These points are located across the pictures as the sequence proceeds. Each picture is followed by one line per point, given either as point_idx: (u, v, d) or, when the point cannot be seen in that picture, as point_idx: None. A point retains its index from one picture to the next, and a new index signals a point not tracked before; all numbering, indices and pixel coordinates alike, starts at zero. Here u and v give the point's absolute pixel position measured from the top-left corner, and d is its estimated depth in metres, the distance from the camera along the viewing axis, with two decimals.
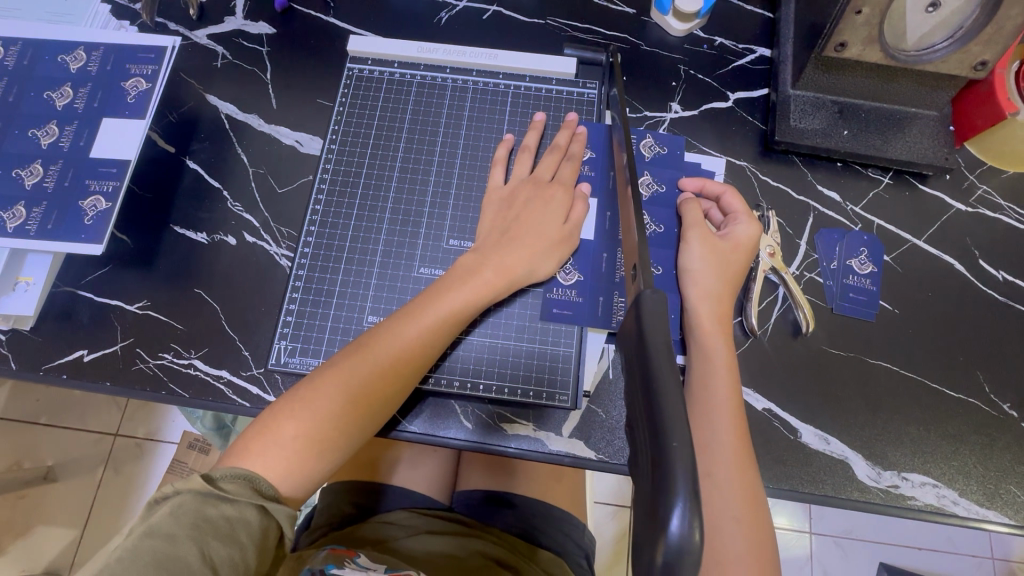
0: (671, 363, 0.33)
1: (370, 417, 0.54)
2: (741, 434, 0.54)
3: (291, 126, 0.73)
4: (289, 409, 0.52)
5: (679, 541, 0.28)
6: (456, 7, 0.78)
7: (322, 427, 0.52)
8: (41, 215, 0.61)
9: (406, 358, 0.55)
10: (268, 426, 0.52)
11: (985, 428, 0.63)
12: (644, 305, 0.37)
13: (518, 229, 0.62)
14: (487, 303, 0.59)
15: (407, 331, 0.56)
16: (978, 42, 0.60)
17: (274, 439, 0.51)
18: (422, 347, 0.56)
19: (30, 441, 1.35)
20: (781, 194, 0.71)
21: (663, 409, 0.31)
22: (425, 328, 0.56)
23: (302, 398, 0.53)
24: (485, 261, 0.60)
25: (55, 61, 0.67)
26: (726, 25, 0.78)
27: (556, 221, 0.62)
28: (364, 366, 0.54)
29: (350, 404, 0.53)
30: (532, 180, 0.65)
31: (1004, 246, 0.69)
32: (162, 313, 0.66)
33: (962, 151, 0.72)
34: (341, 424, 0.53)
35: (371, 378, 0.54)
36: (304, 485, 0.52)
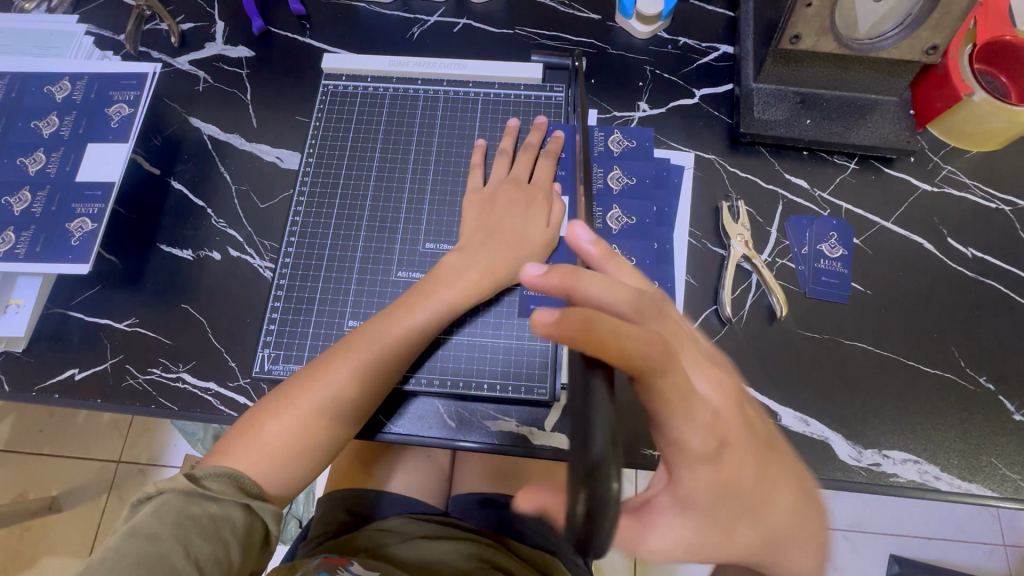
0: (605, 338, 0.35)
1: (352, 417, 0.56)
2: (800, 500, 0.45)
3: (271, 143, 0.76)
4: (271, 409, 0.54)
5: (602, 495, 0.30)
6: (427, 22, 0.82)
7: (304, 425, 0.54)
8: (30, 239, 0.63)
9: (387, 358, 0.56)
10: (251, 426, 0.53)
11: (963, 402, 0.63)
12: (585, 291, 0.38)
13: (492, 229, 0.63)
14: (465, 302, 0.60)
15: (387, 331, 0.57)
16: (926, 27, 0.63)
17: (257, 439, 0.53)
18: (403, 347, 0.57)
19: (34, 471, 1.36)
20: (749, 184, 0.73)
21: (595, 383, 0.34)
22: (406, 328, 0.57)
23: (284, 399, 0.54)
24: (461, 261, 0.61)
25: (42, 91, 0.69)
26: (688, 25, 0.81)
27: (528, 219, 0.64)
28: (345, 366, 0.55)
29: (331, 405, 0.54)
30: (509, 182, 0.67)
31: (971, 223, 0.71)
32: (150, 330, 0.67)
33: (925, 134, 0.74)
34: (323, 424, 0.54)
35: (352, 379, 0.55)
36: (286, 483, 0.54)
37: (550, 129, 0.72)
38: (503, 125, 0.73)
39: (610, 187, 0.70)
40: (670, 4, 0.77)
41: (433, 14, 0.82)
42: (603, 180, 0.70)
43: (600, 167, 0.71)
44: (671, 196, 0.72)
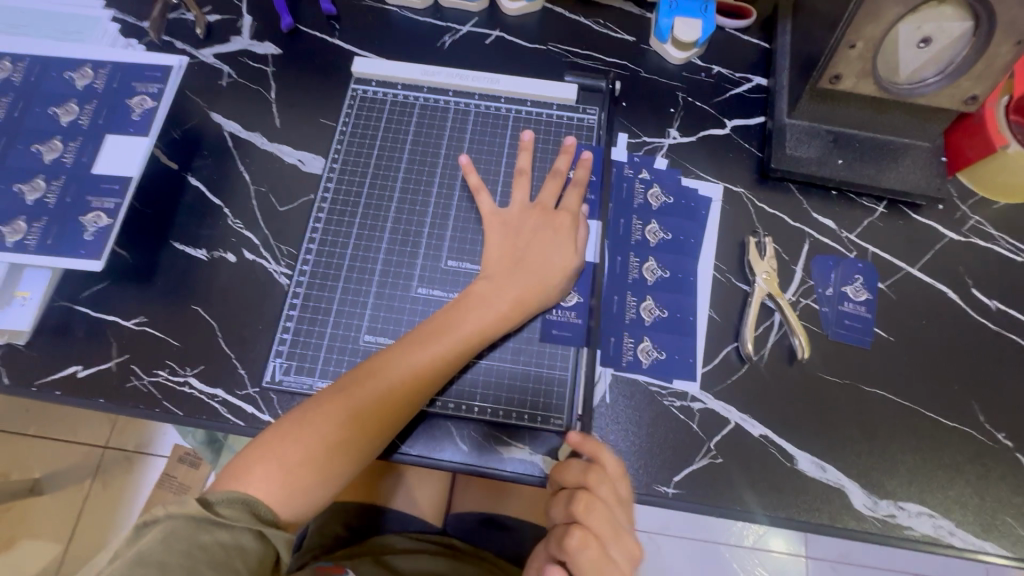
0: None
1: (373, 440, 0.55)
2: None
3: (293, 145, 0.74)
4: (293, 431, 0.53)
5: None
6: (459, 31, 0.80)
7: (324, 451, 0.53)
8: (41, 230, 0.61)
9: (414, 386, 0.56)
10: (271, 446, 0.53)
11: (981, 457, 0.63)
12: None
13: (525, 256, 0.63)
14: (493, 329, 0.59)
15: (417, 357, 0.56)
16: (969, 77, 0.62)
17: (277, 460, 0.52)
18: (431, 373, 0.57)
19: (18, 452, 1.33)
20: (777, 220, 0.72)
21: None
22: (436, 356, 0.57)
23: (307, 421, 0.54)
24: (490, 289, 0.61)
25: (62, 77, 0.67)
26: (722, 53, 0.80)
27: (561, 249, 0.63)
28: (372, 390, 0.55)
29: (354, 430, 0.54)
30: (537, 208, 0.66)
31: (996, 275, 0.70)
32: (159, 330, 0.65)
33: (954, 181, 0.74)
34: (342, 450, 0.54)
35: (379, 405, 0.55)
36: (300, 508, 0.53)
37: (580, 154, 0.71)
38: (513, 142, 0.72)
39: (646, 241, 0.69)
40: (708, 32, 0.76)
41: (465, 23, 0.81)
42: (640, 233, 0.70)
43: (637, 218, 0.70)
44: (698, 228, 0.71)
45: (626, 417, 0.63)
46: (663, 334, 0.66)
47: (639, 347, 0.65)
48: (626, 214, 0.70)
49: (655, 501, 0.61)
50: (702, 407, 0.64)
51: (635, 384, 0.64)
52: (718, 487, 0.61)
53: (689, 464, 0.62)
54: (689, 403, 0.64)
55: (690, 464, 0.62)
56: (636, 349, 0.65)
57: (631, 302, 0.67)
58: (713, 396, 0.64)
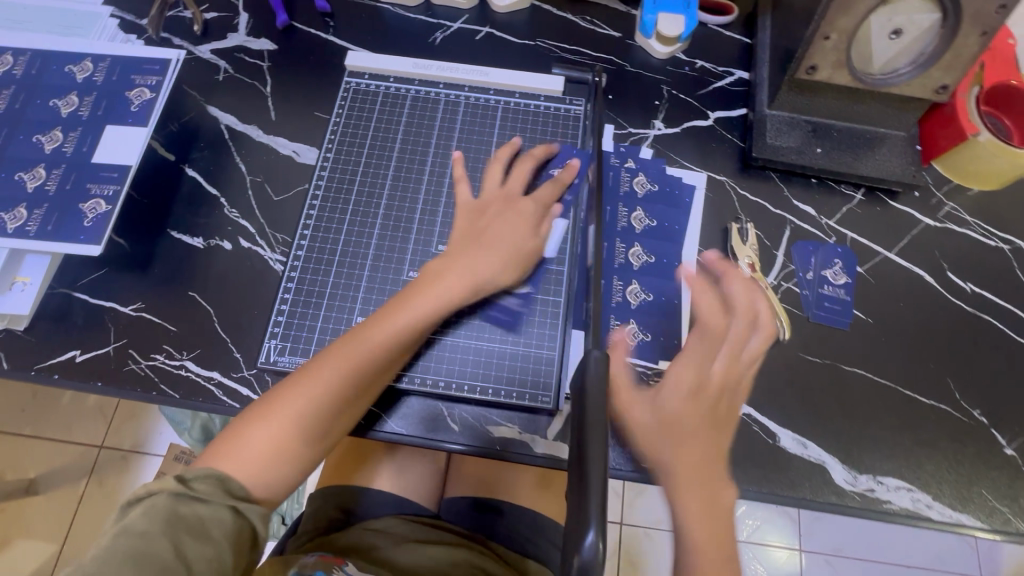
0: (603, 412, 0.42)
1: (347, 413, 0.57)
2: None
3: (288, 137, 0.76)
4: (262, 410, 0.55)
5: (591, 552, 0.35)
6: (450, 27, 0.83)
7: (301, 428, 0.54)
8: (41, 217, 0.63)
9: (377, 360, 0.57)
10: (243, 426, 0.54)
11: (957, 433, 0.65)
12: (589, 368, 0.45)
13: (488, 237, 0.64)
14: (453, 302, 0.61)
15: (378, 333, 0.58)
16: (939, 67, 0.65)
17: (246, 440, 0.53)
18: (393, 347, 0.58)
19: (14, 451, 1.33)
20: (758, 208, 0.74)
21: (588, 442, 0.40)
22: (396, 330, 0.58)
23: (275, 401, 0.55)
24: (451, 263, 0.62)
25: (63, 70, 0.69)
26: (705, 48, 0.83)
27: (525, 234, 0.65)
28: (334, 367, 0.56)
29: (321, 406, 0.55)
30: (503, 194, 0.68)
31: (971, 259, 0.73)
32: (156, 316, 0.67)
33: (930, 169, 0.76)
34: (312, 427, 0.55)
35: (346, 381, 0.56)
36: (274, 486, 0.54)
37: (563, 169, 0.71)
38: (521, 135, 0.74)
39: (632, 227, 0.71)
40: (691, 27, 0.78)
41: (456, 20, 0.83)
42: (626, 219, 0.72)
43: (624, 205, 0.72)
44: (682, 214, 0.73)
45: None
46: (648, 316, 0.68)
47: (625, 328, 0.67)
48: (612, 201, 0.73)
49: (641, 478, 0.62)
50: None
51: None
52: None
53: None
54: None
55: None
56: (622, 330, 0.67)
57: (618, 285, 0.69)
58: None
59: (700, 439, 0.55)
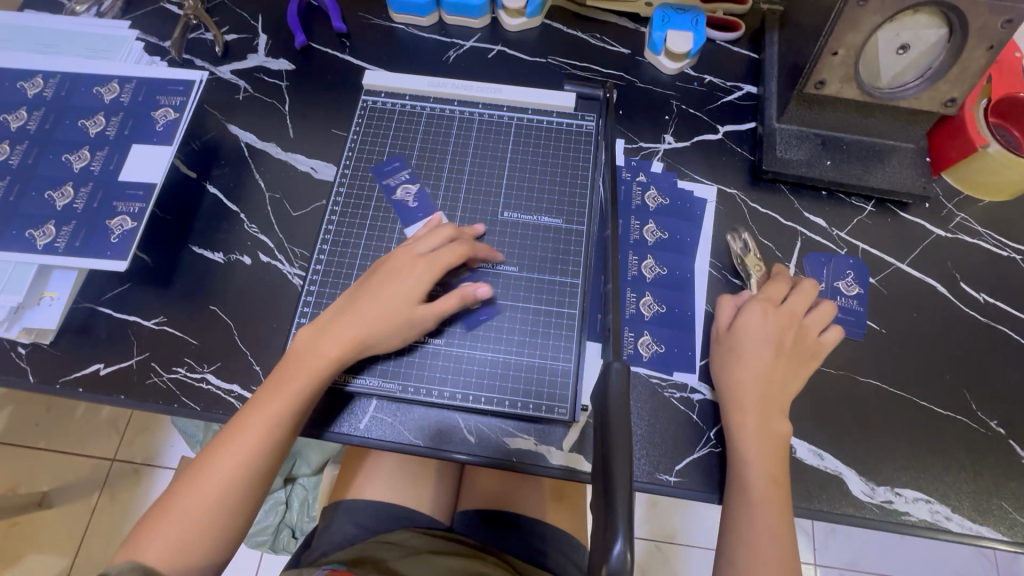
0: (625, 422, 0.43)
1: (255, 486, 0.57)
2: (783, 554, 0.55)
3: (306, 154, 0.78)
4: (178, 493, 0.55)
5: (619, 562, 0.35)
6: (463, 46, 0.85)
7: (229, 484, 0.55)
8: (69, 234, 0.64)
9: (276, 430, 0.57)
10: (164, 508, 0.55)
11: (975, 444, 0.64)
12: (610, 380, 0.46)
13: (372, 297, 0.61)
14: (338, 364, 0.59)
15: (273, 404, 0.57)
16: (946, 80, 0.66)
17: (165, 524, 0.53)
18: (291, 413, 0.58)
19: (28, 465, 1.34)
20: (769, 220, 0.75)
21: (613, 453, 0.41)
22: (287, 398, 0.57)
23: (188, 482, 0.55)
24: (348, 317, 0.60)
25: (91, 92, 0.72)
26: (713, 63, 0.84)
27: (415, 295, 0.61)
28: (239, 443, 0.56)
29: (232, 482, 0.55)
30: (409, 251, 0.63)
31: (984, 269, 0.73)
32: (178, 330, 0.68)
33: (940, 180, 0.77)
34: (224, 503, 0.55)
35: (255, 444, 0.56)
36: (196, 563, 0.54)
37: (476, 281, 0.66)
38: (535, 149, 0.75)
39: (645, 240, 0.72)
40: (699, 44, 0.80)
41: (469, 39, 0.85)
42: (638, 232, 0.73)
43: (636, 219, 0.73)
44: (693, 227, 0.74)
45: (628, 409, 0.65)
46: (662, 328, 0.68)
47: (640, 340, 0.67)
48: (625, 214, 0.74)
49: (658, 489, 0.62)
50: (702, 398, 0.66)
51: (636, 376, 0.67)
52: (720, 475, 0.63)
53: (690, 454, 0.64)
54: (689, 394, 0.66)
55: (691, 454, 0.64)
56: (637, 342, 0.67)
57: (632, 297, 0.69)
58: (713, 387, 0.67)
59: (778, 388, 0.62)
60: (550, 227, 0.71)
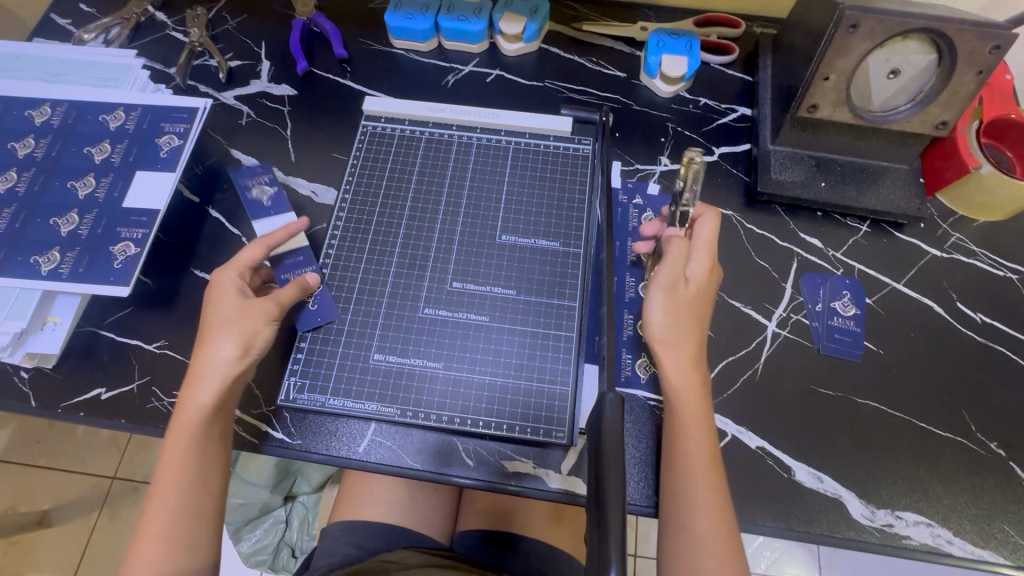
0: (619, 452, 0.44)
1: (205, 502, 0.57)
2: (731, 543, 0.54)
3: (307, 178, 0.79)
4: (144, 525, 0.55)
5: None
6: (462, 71, 0.86)
7: (182, 506, 0.56)
8: (73, 259, 0.65)
9: (203, 445, 0.57)
10: (135, 543, 0.55)
11: (975, 466, 0.64)
12: (604, 410, 0.46)
13: (231, 313, 0.60)
14: (232, 372, 0.59)
15: (186, 422, 0.57)
16: (937, 104, 0.67)
17: (141, 557, 0.54)
18: (207, 426, 0.58)
19: (28, 483, 1.34)
20: (766, 241, 0.76)
21: (606, 482, 0.41)
22: (198, 413, 0.57)
23: (149, 510, 0.56)
24: (207, 355, 0.58)
25: (97, 119, 0.73)
26: (708, 86, 0.86)
27: (262, 303, 0.61)
28: (175, 462, 0.56)
29: (185, 502, 0.56)
30: (237, 267, 0.63)
31: (980, 289, 0.73)
32: (179, 353, 0.69)
33: (934, 201, 0.77)
34: (187, 523, 0.56)
35: (190, 462, 0.57)
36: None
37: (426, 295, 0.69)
38: (528, 173, 0.76)
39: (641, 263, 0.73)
40: (693, 67, 0.81)
41: (467, 64, 0.87)
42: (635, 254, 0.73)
43: (633, 241, 0.74)
44: None
45: (627, 432, 0.65)
46: None
47: (637, 362, 0.67)
48: (621, 236, 0.74)
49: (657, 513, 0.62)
50: None
51: (634, 398, 0.67)
52: None
53: None
54: None
55: None
56: (635, 364, 0.68)
57: (628, 319, 0.70)
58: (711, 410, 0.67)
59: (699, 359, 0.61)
60: (547, 250, 0.72)
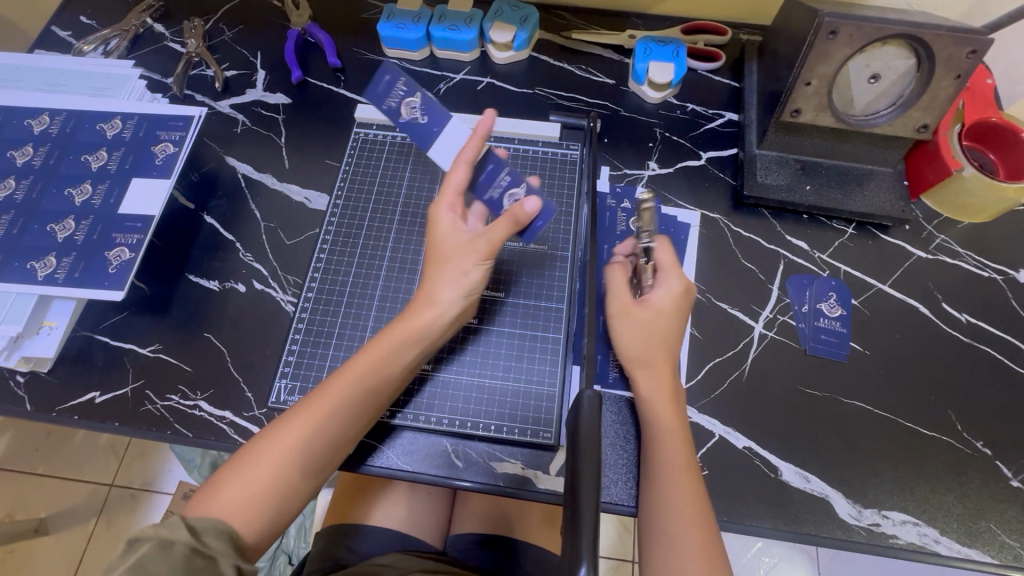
0: (595, 448, 0.45)
1: (313, 466, 0.55)
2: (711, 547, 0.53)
3: (301, 184, 0.80)
4: (242, 465, 0.53)
5: None
6: (453, 78, 0.88)
7: (302, 453, 0.54)
8: (69, 265, 0.67)
9: (361, 402, 0.57)
10: (222, 482, 0.52)
11: (961, 465, 0.65)
12: (582, 408, 0.48)
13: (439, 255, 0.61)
14: (438, 324, 0.61)
15: (346, 373, 0.58)
16: (917, 108, 0.68)
17: (222, 498, 0.51)
18: (371, 385, 0.58)
19: (26, 491, 1.35)
20: (752, 243, 0.77)
21: (580, 479, 0.42)
22: (359, 368, 0.58)
23: (260, 448, 0.54)
24: (432, 295, 0.60)
25: (94, 128, 0.75)
26: (695, 92, 0.87)
27: (454, 245, 0.61)
28: (318, 410, 0.56)
29: (303, 450, 0.54)
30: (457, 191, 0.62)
31: (965, 290, 0.74)
32: (172, 357, 0.70)
33: (919, 203, 0.78)
34: (291, 477, 0.54)
35: (325, 416, 0.56)
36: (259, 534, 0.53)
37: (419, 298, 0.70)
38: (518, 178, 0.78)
39: None
40: (680, 74, 0.83)
41: (459, 72, 0.88)
42: None
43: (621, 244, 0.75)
44: (677, 252, 0.75)
45: (613, 433, 0.65)
46: None
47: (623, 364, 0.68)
48: (609, 240, 0.75)
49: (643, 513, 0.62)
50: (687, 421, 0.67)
51: (620, 399, 0.67)
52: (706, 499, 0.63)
53: None
54: None
55: None
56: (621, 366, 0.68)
57: None
58: (697, 410, 0.67)
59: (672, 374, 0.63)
60: (536, 253, 0.73)
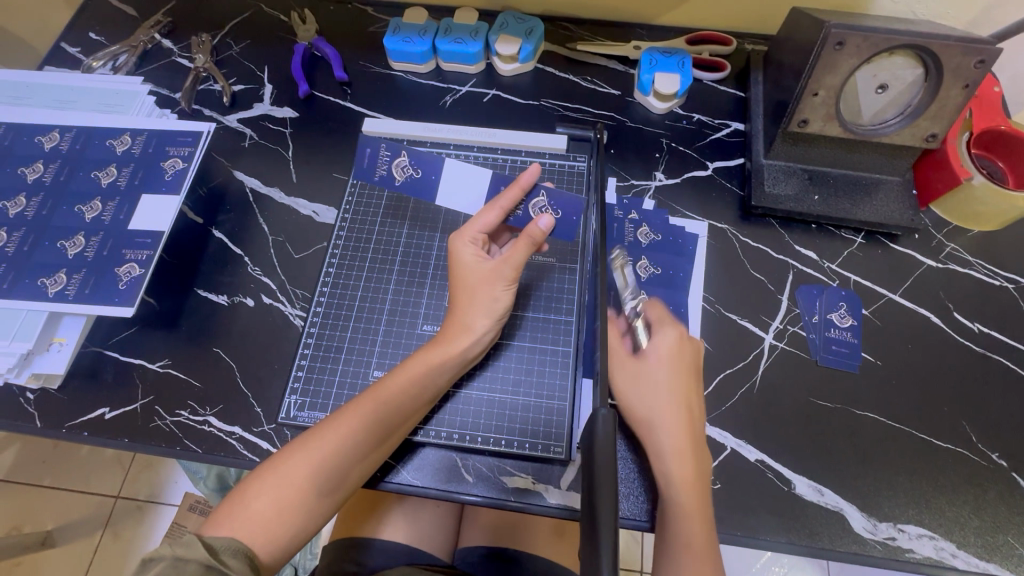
0: (612, 464, 0.44)
1: (343, 476, 0.56)
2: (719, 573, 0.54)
3: (308, 198, 0.80)
4: (267, 476, 0.53)
5: None
6: (459, 91, 0.88)
7: (329, 464, 0.54)
8: (79, 281, 0.67)
9: (397, 414, 0.58)
10: (246, 493, 0.53)
11: (976, 477, 0.64)
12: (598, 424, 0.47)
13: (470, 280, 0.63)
14: (472, 338, 0.62)
15: (390, 384, 0.58)
16: (926, 117, 0.68)
17: (244, 511, 0.52)
18: (412, 396, 0.59)
19: (32, 504, 1.34)
20: (761, 253, 0.76)
21: (598, 497, 0.42)
22: (404, 382, 0.59)
23: (287, 458, 0.54)
24: (474, 311, 0.62)
25: (104, 144, 0.75)
26: (701, 102, 0.87)
27: (482, 266, 0.63)
28: (354, 421, 0.56)
29: (333, 464, 0.55)
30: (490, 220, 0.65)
31: (977, 299, 0.73)
32: (181, 372, 0.70)
33: (928, 212, 0.78)
34: (316, 490, 0.54)
35: (358, 429, 0.56)
36: (277, 547, 0.52)
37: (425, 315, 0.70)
38: None
39: (637, 277, 0.74)
40: (686, 84, 0.83)
41: (465, 84, 0.89)
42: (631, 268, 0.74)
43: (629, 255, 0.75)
44: (685, 262, 0.75)
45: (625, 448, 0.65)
46: None
47: None
48: (617, 251, 0.75)
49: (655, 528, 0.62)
50: None
51: None
52: (719, 513, 0.63)
53: None
54: None
55: None
56: None
57: None
58: (709, 423, 0.67)
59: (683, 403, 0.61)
60: (543, 265, 0.72)
